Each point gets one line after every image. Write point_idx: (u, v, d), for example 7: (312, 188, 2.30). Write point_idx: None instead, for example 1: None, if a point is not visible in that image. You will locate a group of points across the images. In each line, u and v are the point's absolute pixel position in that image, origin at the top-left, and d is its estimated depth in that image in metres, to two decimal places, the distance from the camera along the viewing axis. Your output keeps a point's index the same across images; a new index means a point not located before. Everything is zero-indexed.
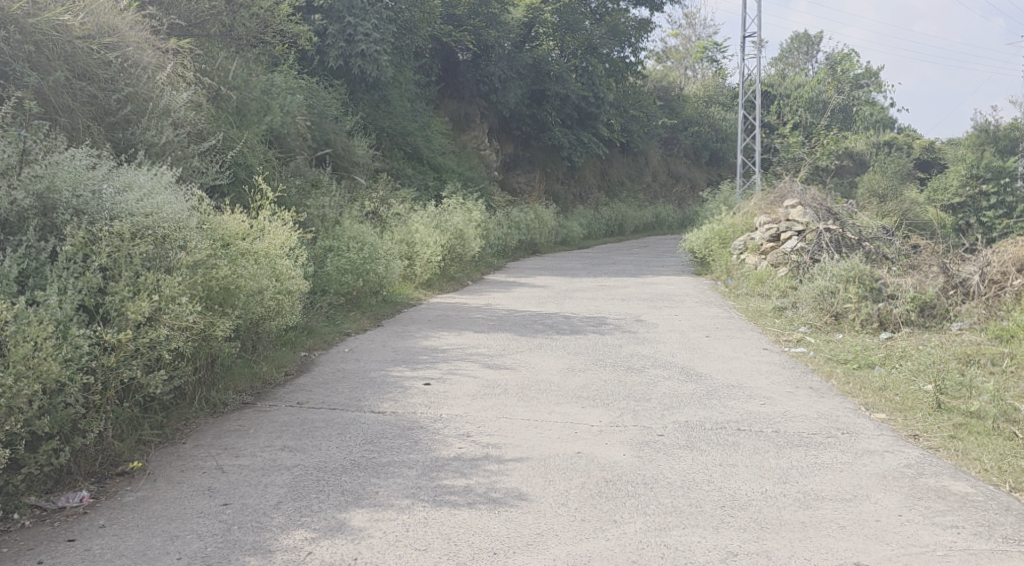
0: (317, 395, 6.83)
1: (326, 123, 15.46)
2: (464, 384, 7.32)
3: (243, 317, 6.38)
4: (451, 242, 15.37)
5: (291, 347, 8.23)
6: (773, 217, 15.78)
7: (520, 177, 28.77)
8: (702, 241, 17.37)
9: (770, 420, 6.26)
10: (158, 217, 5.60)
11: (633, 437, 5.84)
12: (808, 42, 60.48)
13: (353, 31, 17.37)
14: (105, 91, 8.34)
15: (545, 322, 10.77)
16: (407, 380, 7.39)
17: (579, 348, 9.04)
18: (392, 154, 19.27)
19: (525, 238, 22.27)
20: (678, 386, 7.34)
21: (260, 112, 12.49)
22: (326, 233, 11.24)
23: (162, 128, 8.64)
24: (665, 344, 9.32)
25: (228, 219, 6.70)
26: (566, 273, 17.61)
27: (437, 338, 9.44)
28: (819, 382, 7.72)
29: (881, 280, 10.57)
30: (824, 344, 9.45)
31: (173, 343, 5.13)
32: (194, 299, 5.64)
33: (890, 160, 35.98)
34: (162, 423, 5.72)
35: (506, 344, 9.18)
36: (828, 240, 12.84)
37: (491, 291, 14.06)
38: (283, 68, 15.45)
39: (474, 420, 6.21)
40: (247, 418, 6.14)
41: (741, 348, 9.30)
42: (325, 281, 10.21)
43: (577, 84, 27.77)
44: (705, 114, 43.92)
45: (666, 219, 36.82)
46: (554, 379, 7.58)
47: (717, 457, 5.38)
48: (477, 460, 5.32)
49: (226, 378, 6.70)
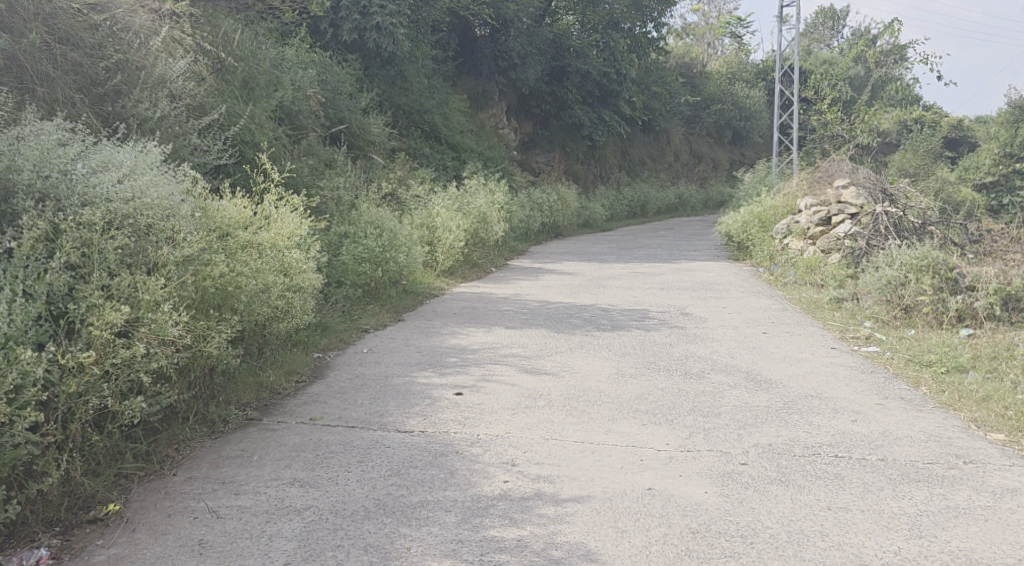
0: (333, 409, 5.90)
1: (340, 100, 14.46)
2: (502, 394, 6.36)
3: (245, 321, 5.41)
4: (474, 225, 14.40)
5: (304, 349, 7.28)
6: (820, 199, 14.66)
7: (539, 156, 27.71)
8: (739, 224, 16.26)
9: (871, 442, 5.21)
10: (141, 204, 4.65)
11: (712, 468, 4.84)
12: (833, 17, 58.59)
13: (367, 3, 16.34)
14: (91, 58, 7.41)
15: (583, 315, 9.78)
16: (435, 390, 6.43)
17: (626, 348, 8.05)
18: (409, 132, 18.25)
19: (547, 220, 21.25)
20: (748, 397, 6.35)
21: (268, 86, 11.51)
22: (341, 217, 10.23)
23: (156, 100, 7.70)
24: (721, 343, 8.33)
25: (228, 204, 5.71)
26: (594, 258, 16.58)
27: (466, 335, 8.47)
28: (907, 391, 6.65)
29: (957, 268, 9.48)
30: (899, 343, 8.41)
31: (156, 359, 4.17)
32: (183, 303, 4.67)
33: (921, 138, 34.56)
34: (149, 450, 4.78)
35: (544, 343, 8.19)
36: (887, 223, 11.74)
37: (517, 279, 13.08)
38: (292, 42, 14.46)
39: (519, 442, 5.27)
40: (252, 440, 5.22)
41: (806, 347, 8.26)
42: (340, 271, 9.24)
43: (599, 60, 26.58)
44: (728, 91, 42.48)
45: (689, 200, 35.71)
46: (604, 387, 6.60)
47: (822, 496, 4.37)
48: (528, 500, 4.37)
49: (229, 389, 5.79)
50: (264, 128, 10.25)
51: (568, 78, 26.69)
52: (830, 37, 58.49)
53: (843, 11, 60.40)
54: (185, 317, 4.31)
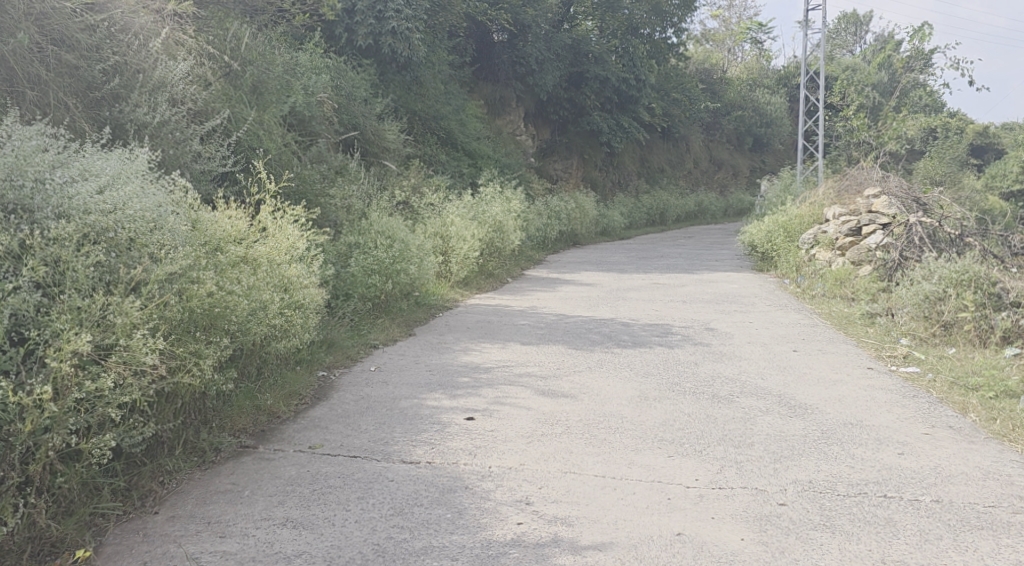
0: (335, 436, 5.47)
1: (355, 105, 14.08)
2: (516, 419, 5.91)
3: (237, 341, 5.01)
4: (490, 235, 13.99)
5: (307, 368, 6.87)
6: (849, 208, 14.18)
7: (557, 163, 27.29)
8: (763, 233, 15.78)
9: (923, 479, 4.75)
10: (123, 216, 4.29)
11: (747, 509, 4.38)
12: (855, 23, 57.87)
13: (383, 8, 15.96)
14: (87, 61, 7.02)
15: (603, 331, 9.33)
16: (445, 414, 6.00)
17: (649, 367, 7.60)
18: (425, 139, 17.87)
19: (565, 228, 20.82)
20: (782, 424, 5.91)
21: (279, 91, 11.14)
22: (351, 227, 9.83)
23: (155, 105, 7.32)
24: (750, 362, 7.87)
25: (221, 216, 5.32)
26: (613, 268, 16.12)
27: (479, 352, 8.03)
28: (955, 419, 6.15)
29: (1000, 283, 9.10)
30: (941, 363, 7.97)
31: (131, 390, 3.80)
32: (166, 324, 4.28)
33: (947, 144, 33.87)
34: (131, 484, 4.39)
35: (562, 362, 7.73)
36: (921, 234, 11.22)
37: (534, 290, 12.64)
38: (306, 47, 14.11)
39: (535, 476, 4.82)
40: (245, 472, 4.80)
41: (841, 368, 7.79)
42: (348, 284, 8.84)
43: (618, 66, 26.16)
44: (749, 97, 41.90)
45: (709, 208, 35.18)
46: (626, 411, 6.15)
47: (873, 547, 3.94)
48: (544, 546, 3.98)
49: (223, 414, 5.38)
50: (273, 134, 9.86)
51: (587, 84, 26.27)
52: (853, 42, 57.66)
53: (866, 16, 59.58)
54: (164, 342, 3.94)
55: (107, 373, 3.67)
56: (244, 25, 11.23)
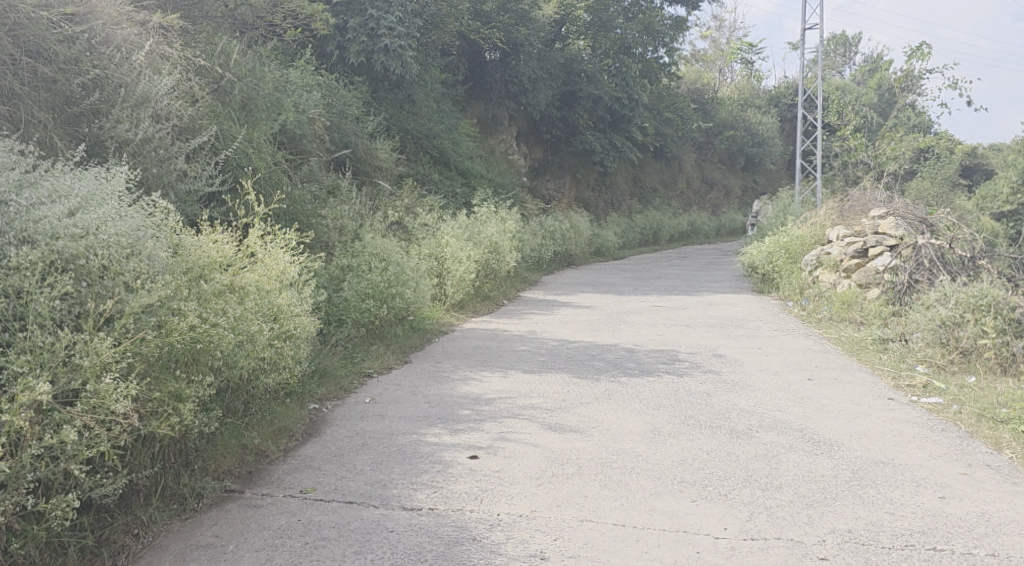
0: (328, 479, 5.04)
1: (346, 124, 13.71)
2: (524, 458, 5.49)
3: (221, 379, 4.59)
4: (486, 256, 13.62)
5: (298, 401, 6.43)
6: (854, 229, 13.86)
7: (550, 183, 26.97)
8: (764, 255, 15.44)
9: (972, 530, 4.43)
10: (95, 242, 3.96)
11: None
12: (845, 44, 58.01)
13: (376, 25, 15.63)
14: (65, 74, 6.56)
15: (607, 357, 8.93)
16: (447, 452, 5.57)
17: (659, 397, 7.21)
18: (418, 158, 17.50)
19: (560, 248, 20.46)
20: (808, 462, 5.53)
21: (270, 108, 10.76)
22: (344, 249, 9.42)
23: (138, 121, 6.89)
24: (764, 392, 7.49)
25: (206, 241, 4.89)
26: (610, 290, 15.73)
27: (479, 382, 7.62)
28: (990, 456, 5.76)
29: (1020, 308, 8.76)
30: (964, 393, 7.60)
31: (96, 441, 3.54)
32: (139, 362, 3.91)
33: (939, 164, 33.74)
34: (104, 538, 4.02)
35: (567, 392, 7.32)
36: (931, 257, 10.90)
37: (531, 313, 12.25)
38: (296, 64, 13.77)
39: (548, 526, 4.42)
40: (230, 521, 4.38)
41: (860, 399, 7.41)
42: (341, 308, 8.44)
43: (610, 85, 25.92)
44: (740, 117, 41.77)
45: (702, 227, 34.92)
46: (641, 448, 5.75)
47: None
48: None
49: (206, 454, 4.95)
50: (263, 152, 9.47)
51: (580, 103, 26.01)
52: (842, 64, 57.80)
53: (855, 37, 59.63)
54: (133, 386, 3.65)
55: (68, 426, 3.42)
56: (234, 40, 10.87)
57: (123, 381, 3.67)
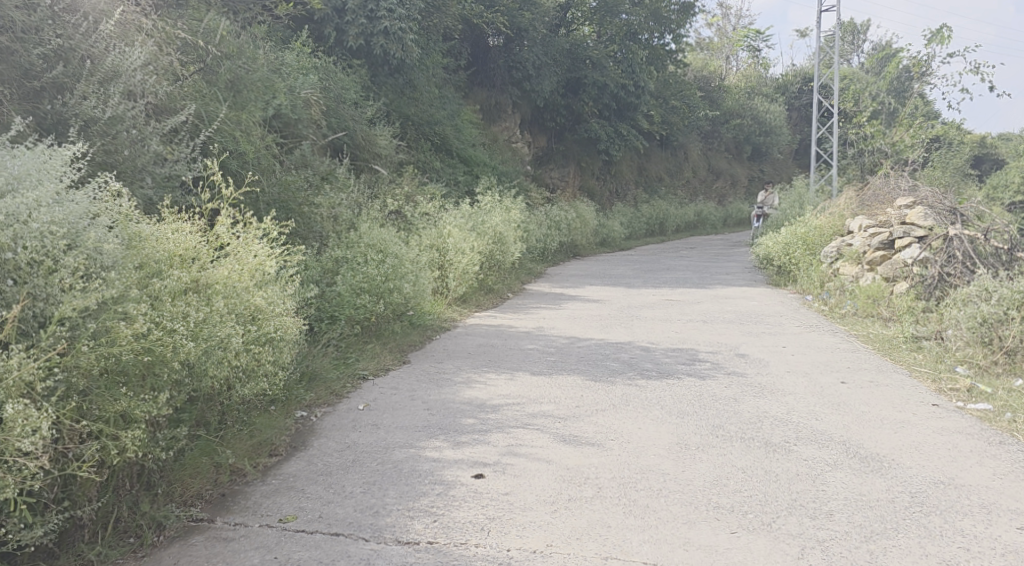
0: (313, 504, 4.38)
1: (344, 108, 13.00)
2: (536, 477, 4.84)
3: (180, 393, 4.06)
4: (490, 247, 12.95)
5: (284, 409, 5.79)
6: (878, 219, 13.15)
7: (554, 172, 26.26)
8: (780, 246, 14.74)
9: None
10: (22, 233, 3.55)
11: None
12: (853, 31, 57.06)
13: (376, 6, 14.92)
14: (24, 44, 5.97)
15: (623, 357, 8.24)
16: (449, 471, 4.91)
17: (682, 404, 6.54)
18: (419, 145, 16.80)
19: (565, 239, 19.79)
20: (859, 482, 4.88)
21: (262, 89, 10.08)
22: (338, 239, 8.76)
23: (107, 97, 6.20)
24: (797, 398, 6.82)
25: (166, 230, 4.35)
26: (619, 282, 15.04)
27: (485, 385, 6.96)
28: None
29: None
30: (1015, 399, 6.89)
31: (0, 486, 3.17)
32: (68, 377, 3.49)
33: (951, 153, 32.94)
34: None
35: (581, 398, 6.64)
36: (964, 249, 10.19)
37: (538, 308, 11.56)
38: (292, 45, 13.08)
39: None
40: (195, 559, 3.79)
41: (903, 405, 6.73)
42: (334, 304, 7.77)
43: (616, 72, 24.95)
44: (747, 106, 40.94)
45: (709, 218, 34.14)
46: (668, 466, 5.09)
47: None
48: None
49: (173, 474, 4.35)
50: (252, 135, 8.79)
51: (585, 90, 25.21)
52: (849, 52, 56.93)
53: (862, 25, 58.70)
54: (46, 421, 3.26)
55: None
56: (223, 18, 10.20)
57: (36, 407, 3.27)
